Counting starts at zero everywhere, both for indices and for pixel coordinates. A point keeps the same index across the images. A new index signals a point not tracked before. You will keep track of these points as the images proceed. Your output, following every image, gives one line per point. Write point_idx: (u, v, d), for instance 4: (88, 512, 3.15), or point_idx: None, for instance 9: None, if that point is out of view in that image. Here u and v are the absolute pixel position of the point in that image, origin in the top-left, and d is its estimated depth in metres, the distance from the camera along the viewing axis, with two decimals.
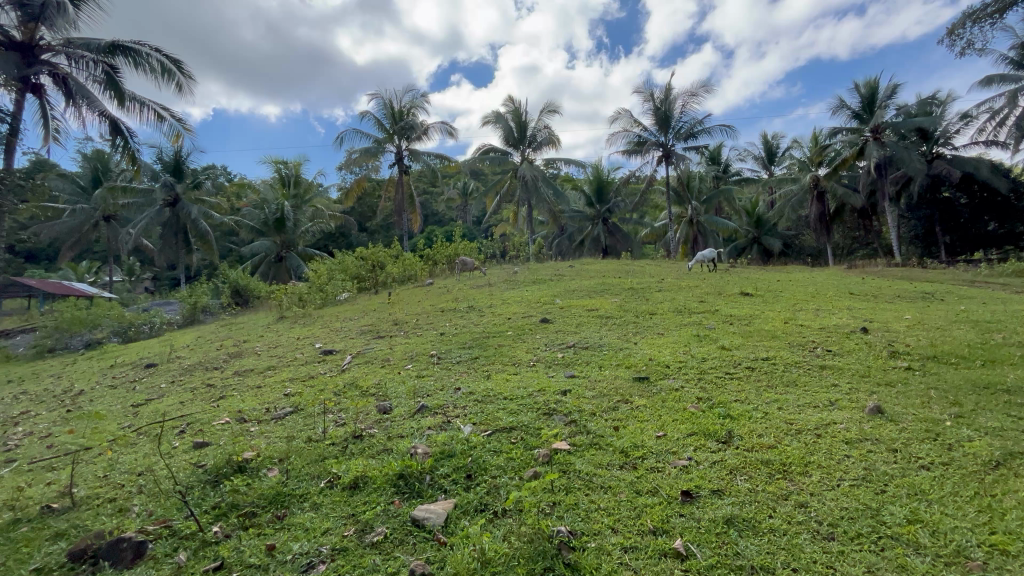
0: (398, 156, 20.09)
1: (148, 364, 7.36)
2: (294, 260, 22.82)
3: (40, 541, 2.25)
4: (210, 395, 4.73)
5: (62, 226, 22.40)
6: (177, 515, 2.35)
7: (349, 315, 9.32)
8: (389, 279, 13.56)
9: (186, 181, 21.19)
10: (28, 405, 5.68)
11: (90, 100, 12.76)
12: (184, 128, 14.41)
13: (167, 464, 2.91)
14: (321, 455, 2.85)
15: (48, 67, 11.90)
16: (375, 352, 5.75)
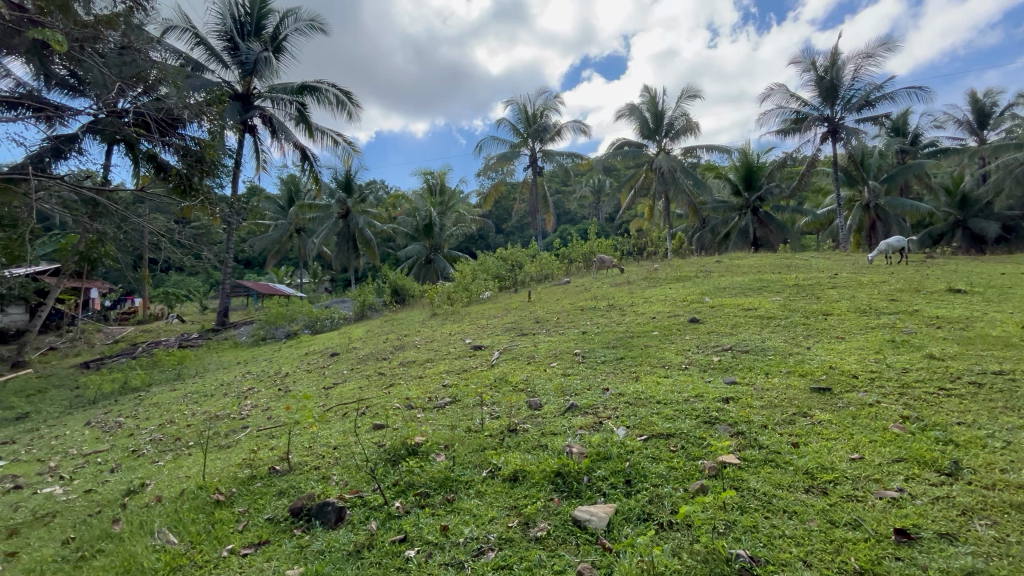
0: (532, 158, 20.65)
1: (333, 353, 8.68)
2: (440, 262, 24.99)
3: (270, 496, 2.78)
4: (383, 382, 5.40)
5: (268, 238, 27.68)
6: (366, 487, 2.69)
7: (493, 313, 9.80)
8: (528, 278, 13.97)
9: (355, 196, 24.55)
10: (253, 383, 7.12)
11: (288, 134, 15.51)
12: (353, 150, 16.68)
13: (355, 442, 3.35)
14: (481, 445, 3.02)
15: (259, 110, 14.76)
16: (521, 349, 5.95)
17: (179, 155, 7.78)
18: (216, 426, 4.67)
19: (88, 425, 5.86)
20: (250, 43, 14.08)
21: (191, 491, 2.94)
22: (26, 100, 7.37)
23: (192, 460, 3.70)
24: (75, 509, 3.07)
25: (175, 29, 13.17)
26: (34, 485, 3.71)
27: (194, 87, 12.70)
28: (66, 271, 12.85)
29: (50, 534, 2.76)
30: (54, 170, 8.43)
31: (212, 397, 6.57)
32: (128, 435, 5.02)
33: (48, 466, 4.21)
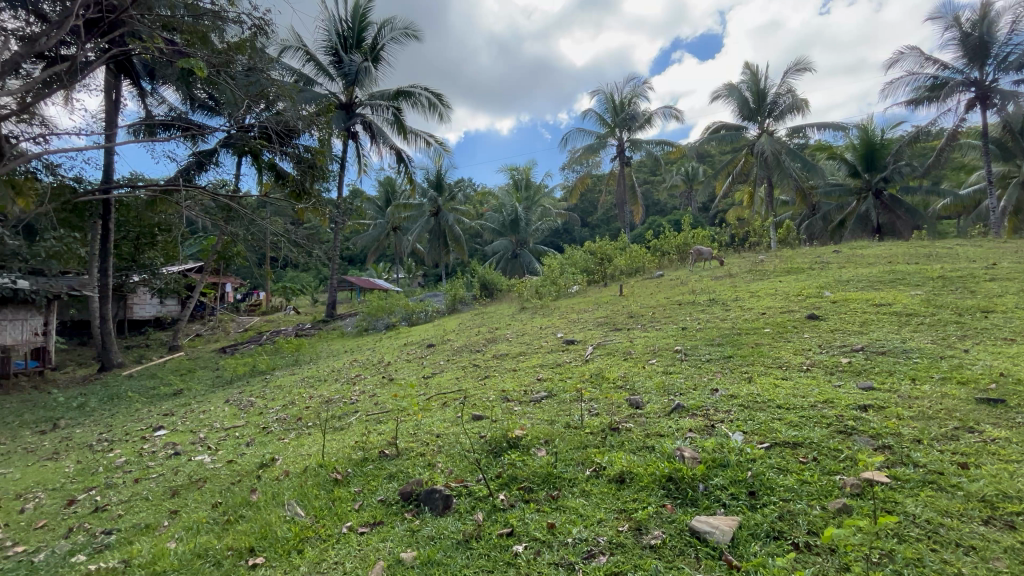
0: (619, 148, 19.97)
1: (429, 344, 9.08)
2: (527, 257, 25.23)
3: (382, 478, 2.93)
4: (478, 374, 5.52)
5: (368, 237, 29.78)
6: (471, 477, 2.73)
7: (583, 308, 9.61)
8: (618, 272, 13.50)
9: (445, 194, 25.53)
10: (360, 370, 7.68)
11: (385, 138, 16.49)
12: (444, 149, 17.32)
13: (456, 432, 3.43)
14: (583, 443, 2.93)
15: (361, 117, 15.86)
16: (616, 344, 5.76)
17: (294, 162, 8.59)
18: (330, 410, 5.07)
19: (227, 403, 6.70)
20: (352, 55, 15.13)
21: (313, 468, 3.20)
22: (176, 122, 8.59)
23: (312, 440, 4.04)
24: (221, 476, 3.49)
25: (290, 48, 14.54)
26: (188, 453, 4.29)
27: (306, 101, 13.96)
28: (207, 268, 14.85)
29: (202, 496, 3.16)
30: (198, 181, 9.76)
31: (325, 381, 7.19)
32: (259, 413, 5.64)
33: (198, 437, 4.86)
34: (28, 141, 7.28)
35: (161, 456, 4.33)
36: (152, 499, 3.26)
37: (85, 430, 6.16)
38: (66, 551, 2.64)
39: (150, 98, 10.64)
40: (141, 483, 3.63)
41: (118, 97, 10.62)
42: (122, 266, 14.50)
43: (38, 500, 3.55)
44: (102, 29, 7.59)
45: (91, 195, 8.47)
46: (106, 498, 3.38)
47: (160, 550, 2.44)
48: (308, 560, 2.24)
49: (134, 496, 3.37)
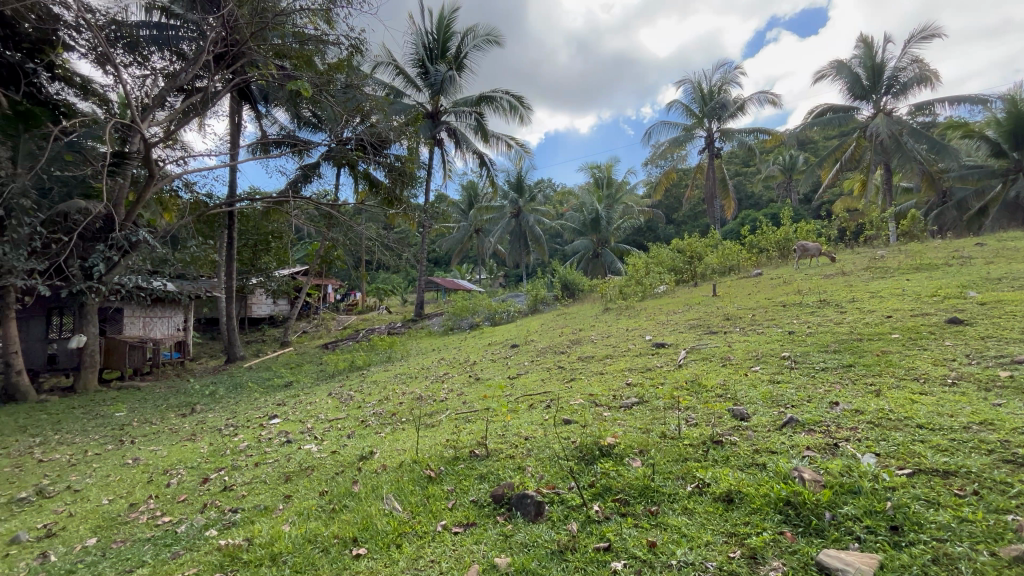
0: (709, 140, 18.80)
1: (513, 344, 9.14)
2: (609, 256, 24.66)
3: (473, 478, 2.95)
4: (564, 376, 5.44)
5: (453, 239, 30.91)
6: (563, 484, 2.66)
7: (673, 309, 9.13)
8: (709, 270, 12.65)
9: (526, 195, 25.76)
10: (448, 369, 7.94)
11: (468, 143, 16.99)
12: (525, 151, 17.44)
13: (546, 436, 3.37)
14: (683, 455, 2.73)
15: (446, 125, 16.49)
16: (712, 349, 5.36)
17: (387, 171, 9.20)
18: (422, 407, 5.25)
19: (330, 396, 7.26)
20: (438, 66, 15.74)
21: (408, 463, 3.32)
22: (286, 139, 9.54)
23: (406, 436, 4.21)
24: (326, 465, 3.75)
25: (382, 64, 15.50)
26: (297, 441, 4.68)
27: (396, 113, 14.78)
28: (312, 271, 16.28)
29: (310, 484, 3.41)
30: (304, 193, 10.77)
31: (417, 378, 7.52)
32: (357, 407, 6.01)
33: (307, 426, 5.30)
34: (172, 163, 8.48)
35: (276, 442, 4.78)
36: (269, 482, 3.58)
37: (216, 415, 7.00)
38: (201, 525, 2.98)
39: (266, 119, 11.92)
40: (260, 466, 4.01)
41: (240, 121, 12.03)
42: (244, 270, 16.38)
43: (179, 476, 4.05)
44: (228, 61, 8.62)
45: (220, 208, 9.68)
46: (232, 479, 3.78)
47: (276, 532, 2.65)
48: (406, 556, 2.30)
49: (254, 479, 3.72)
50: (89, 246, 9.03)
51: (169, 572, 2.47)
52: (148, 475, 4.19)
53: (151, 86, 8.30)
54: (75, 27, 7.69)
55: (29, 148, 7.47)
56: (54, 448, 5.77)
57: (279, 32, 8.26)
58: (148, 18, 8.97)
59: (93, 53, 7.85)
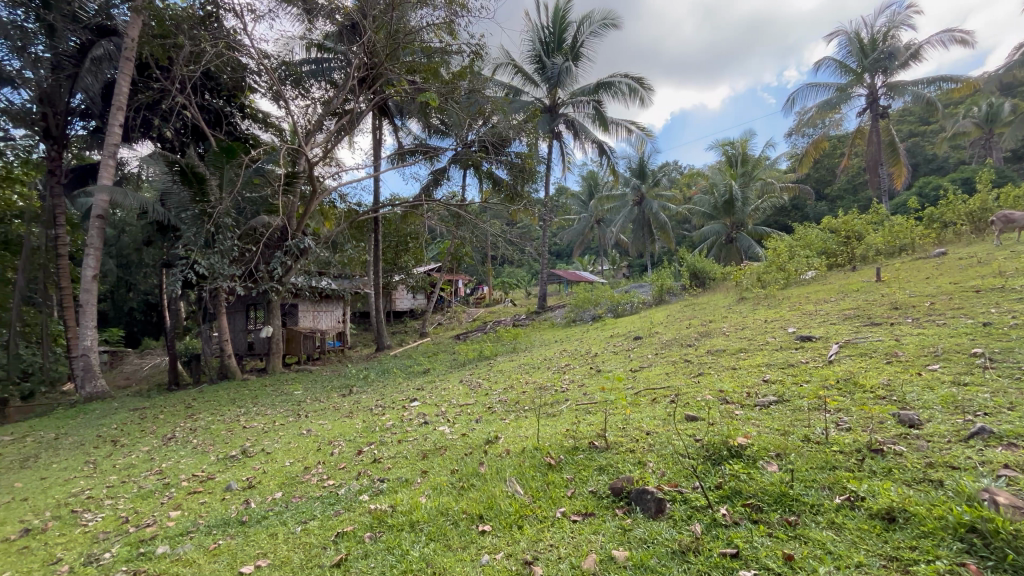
0: (871, 98, 15.98)
1: (636, 337, 8.83)
2: (745, 241, 22.44)
3: (592, 469, 2.96)
4: (691, 371, 5.12)
5: (574, 231, 30.89)
6: (686, 483, 2.54)
7: (824, 298, 7.98)
8: (872, 252, 10.79)
9: (649, 181, 24.59)
10: (570, 360, 8.00)
11: (587, 133, 16.79)
12: (647, 134, 16.66)
13: (672, 432, 3.24)
14: (830, 463, 2.41)
15: (564, 117, 16.47)
16: (872, 343, 4.61)
17: (510, 168, 10.51)
18: (543, 397, 5.39)
19: (462, 382, 7.82)
20: (555, 58, 15.77)
21: (530, 450, 3.46)
22: (418, 148, 10.51)
23: (529, 423, 4.37)
24: (457, 446, 4.07)
25: (502, 66, 16.02)
26: (433, 423, 5.14)
27: (515, 111, 15.20)
28: (444, 267, 17.57)
29: (443, 462, 3.73)
30: (435, 196, 11.72)
31: (539, 369, 7.72)
32: (484, 395, 6.38)
33: (441, 410, 5.80)
34: (329, 178, 9.87)
35: (416, 422, 5.32)
36: (409, 458, 4.00)
37: (368, 396, 8.02)
38: (356, 490, 3.46)
39: (401, 131, 13.12)
40: (403, 443, 4.51)
41: (380, 135, 13.42)
42: (387, 268, 18.35)
43: (340, 447, 4.74)
44: (369, 83, 9.75)
45: (367, 214, 11.01)
46: (380, 453, 4.31)
47: (415, 502, 2.96)
48: (527, 537, 2.41)
49: (397, 454, 4.19)
50: (271, 253, 10.92)
51: (333, 527, 2.92)
52: (318, 445, 4.99)
53: (312, 114, 9.73)
54: (257, 73, 9.35)
55: (230, 176, 9.33)
56: (253, 418, 7.14)
57: (410, 50, 9.12)
58: (308, 56, 10.53)
59: (269, 92, 9.46)
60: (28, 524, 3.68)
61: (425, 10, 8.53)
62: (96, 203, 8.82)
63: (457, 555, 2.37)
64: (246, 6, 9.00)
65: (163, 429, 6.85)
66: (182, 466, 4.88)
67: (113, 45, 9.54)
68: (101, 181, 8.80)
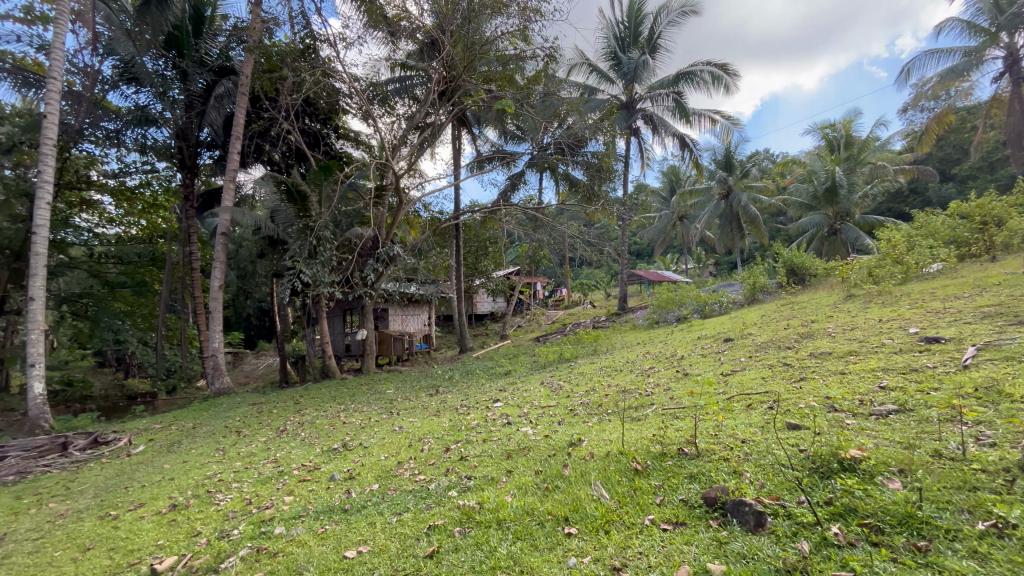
0: (1010, 60, 13.70)
1: (727, 338, 8.30)
2: (852, 232, 20.19)
3: (682, 477, 2.83)
4: (790, 375, 4.73)
5: (655, 229, 29.80)
6: (789, 496, 2.35)
7: (955, 293, 6.96)
8: (1017, 239, 9.20)
9: (736, 172, 23.07)
10: (654, 363, 7.71)
11: (667, 127, 16.15)
12: (733, 123, 15.66)
13: (771, 441, 3.00)
14: (969, 483, 2.10)
15: (641, 113, 15.98)
16: (1019, 345, 3.94)
17: (585, 168, 10.53)
18: (627, 400, 5.26)
19: (544, 384, 7.85)
20: (631, 53, 15.38)
21: (615, 454, 3.39)
22: (495, 155, 10.81)
23: (613, 426, 4.29)
24: (540, 447, 4.10)
25: (576, 66, 15.93)
26: (516, 423, 5.23)
27: (591, 111, 15.03)
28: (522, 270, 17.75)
29: (528, 462, 3.77)
30: (512, 200, 11.96)
31: (622, 371, 7.54)
32: (566, 397, 6.35)
33: (524, 411, 5.89)
34: (413, 189, 10.43)
35: (499, 422, 5.45)
36: (495, 457, 4.10)
37: (453, 396, 8.32)
38: (446, 486, 3.61)
39: (479, 139, 13.51)
40: (488, 442, 4.63)
41: (459, 145, 13.93)
42: (468, 273, 18.96)
43: (429, 444, 4.98)
44: (448, 96, 10.20)
45: (449, 221, 11.48)
46: (467, 451, 4.47)
47: (501, 501, 3.03)
48: (614, 543, 2.36)
49: (483, 453, 4.30)
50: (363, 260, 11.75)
51: (425, 519, 3.07)
52: (410, 440, 5.28)
53: (397, 129, 10.37)
54: (349, 95, 10.15)
55: (328, 192, 10.22)
56: (351, 414, 7.72)
57: (486, 59, 9.41)
58: (393, 75, 11.23)
59: (360, 112, 10.22)
60: (174, 500, 4.28)
61: (499, 20, 8.75)
62: (221, 222, 10.06)
63: (545, 556, 2.38)
64: (338, 35, 9.83)
65: (277, 422, 7.64)
66: (293, 456, 5.41)
67: (232, 83, 10.83)
68: (224, 202, 10.01)
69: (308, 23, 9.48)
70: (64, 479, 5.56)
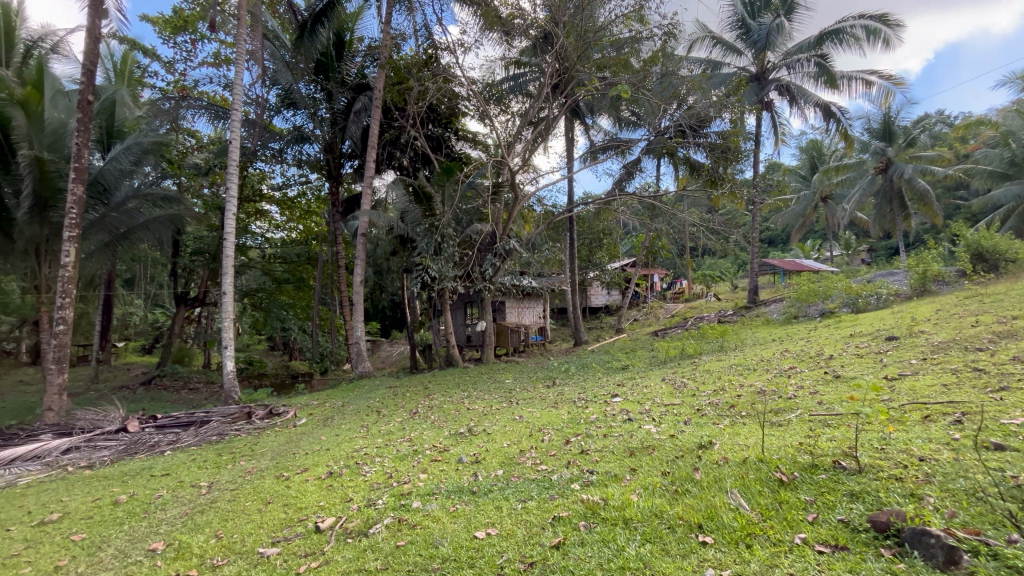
0: None
1: (889, 337, 7.10)
2: None
3: (841, 494, 2.48)
4: (982, 383, 3.88)
5: (791, 213, 26.64)
6: (994, 533, 1.94)
7: None
8: None
9: (898, 142, 19.61)
10: (795, 362, 6.87)
11: (808, 96, 14.25)
12: (896, 82, 13.27)
13: (962, 461, 2.51)
14: None
15: (776, 83, 14.30)
16: None
17: (707, 150, 9.80)
18: (765, 402, 4.77)
19: (665, 381, 7.49)
20: (762, 18, 13.85)
21: (754, 462, 3.09)
22: (610, 144, 10.54)
23: (749, 431, 3.92)
24: (666, 447, 3.90)
25: (698, 41, 14.80)
26: (638, 420, 5.05)
27: (715, 87, 13.85)
28: (639, 262, 17.06)
29: (653, 462, 3.61)
30: (628, 190, 11.59)
31: (756, 371, 6.86)
32: (692, 395, 5.97)
33: (645, 408, 5.66)
34: (528, 184, 10.64)
35: (620, 418, 5.30)
36: (617, 453, 4.00)
37: (571, 389, 8.33)
38: (568, 478, 3.62)
39: (592, 129, 13.24)
40: (609, 437, 4.54)
41: (572, 136, 13.81)
42: (583, 265, 18.81)
43: (549, 435, 5.04)
44: (562, 88, 10.16)
45: (563, 214, 11.49)
46: (588, 445, 4.42)
47: (627, 499, 2.94)
48: (758, 559, 2.15)
49: (604, 448, 4.23)
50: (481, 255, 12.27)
51: (549, 510, 3.11)
52: (531, 430, 5.41)
53: (512, 127, 10.63)
54: (467, 98, 10.65)
55: (450, 192, 10.85)
56: (474, 401, 8.15)
57: (600, 46, 9.21)
58: (508, 74, 11.50)
59: (477, 113, 10.68)
60: (330, 468, 4.92)
61: (615, 3, 8.51)
62: (360, 224, 11.24)
63: (678, 563, 2.26)
64: (457, 41, 10.35)
65: (410, 405, 8.37)
66: (425, 437, 5.88)
67: (368, 97, 11.90)
68: (363, 206, 11.18)
69: (430, 34, 10.16)
70: (250, 442, 6.72)
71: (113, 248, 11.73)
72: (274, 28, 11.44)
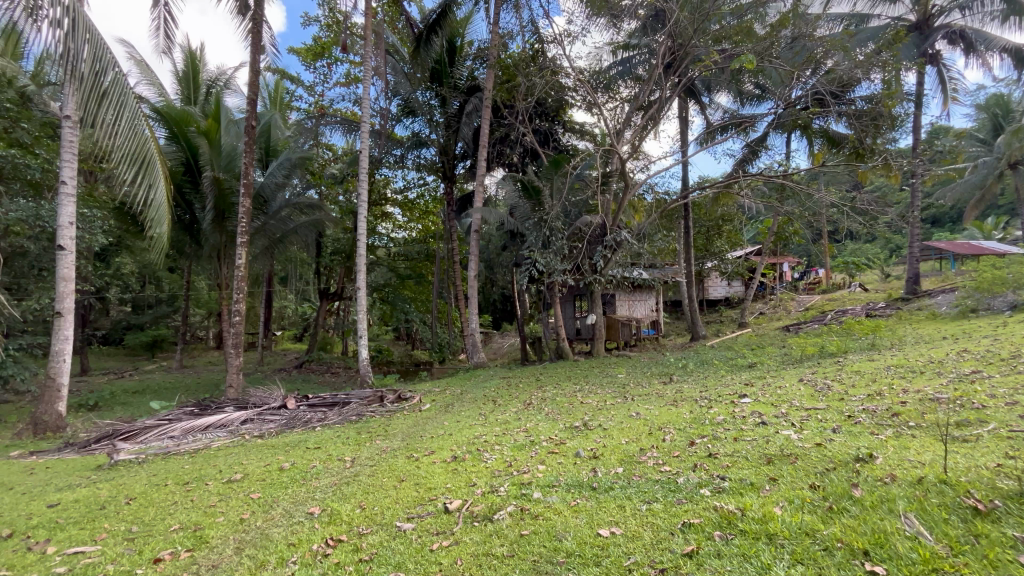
0: None
1: None
2: None
3: None
4: None
5: (965, 185, 22.12)
6: None
7: None
8: None
9: None
10: (979, 365, 5.69)
11: (990, 41, 11.66)
12: None
13: None
14: None
15: (944, 30, 11.89)
16: None
17: (852, 119, 8.56)
18: (940, 413, 4.00)
19: (803, 381, 6.70)
20: None
21: (934, 483, 2.60)
22: (732, 122, 9.66)
23: (921, 445, 3.33)
24: (812, 457, 3.46)
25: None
26: (773, 425, 4.57)
27: (862, 43, 11.88)
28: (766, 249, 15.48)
29: (797, 473, 3.23)
30: (751, 171, 10.56)
31: (923, 374, 5.81)
32: (839, 400, 5.24)
33: (781, 411, 5.09)
34: (639, 172, 10.20)
35: (751, 422, 4.83)
36: (751, 460, 3.65)
37: (690, 386, 7.85)
38: (697, 482, 3.39)
39: (710, 108, 12.26)
40: (740, 442, 4.17)
41: (687, 117, 12.92)
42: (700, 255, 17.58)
43: (671, 435, 4.79)
44: (675, 68, 9.56)
45: (677, 201, 10.84)
46: (716, 448, 4.11)
47: (769, 512, 2.66)
48: None
49: (736, 453, 3.89)
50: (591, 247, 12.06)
51: (678, 515, 2.93)
52: (649, 428, 5.19)
53: (621, 114, 10.26)
54: (574, 88, 10.52)
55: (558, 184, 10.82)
56: (587, 395, 8.07)
57: (718, 17, 8.50)
58: (616, 58, 11.11)
59: (585, 103, 10.50)
60: (454, 453, 5.22)
61: None
62: (473, 221, 11.70)
63: None
64: (564, 32, 10.25)
65: (523, 396, 8.56)
66: (540, 428, 5.95)
67: (478, 99, 12.33)
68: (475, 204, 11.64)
69: (537, 29, 10.21)
70: (383, 423, 7.41)
71: (272, 251, 13.69)
72: (395, 43, 12.37)
